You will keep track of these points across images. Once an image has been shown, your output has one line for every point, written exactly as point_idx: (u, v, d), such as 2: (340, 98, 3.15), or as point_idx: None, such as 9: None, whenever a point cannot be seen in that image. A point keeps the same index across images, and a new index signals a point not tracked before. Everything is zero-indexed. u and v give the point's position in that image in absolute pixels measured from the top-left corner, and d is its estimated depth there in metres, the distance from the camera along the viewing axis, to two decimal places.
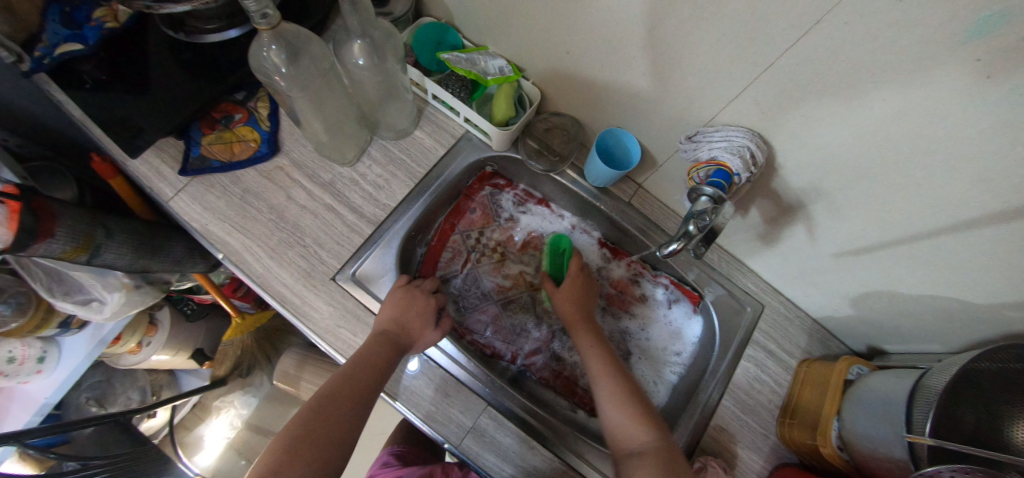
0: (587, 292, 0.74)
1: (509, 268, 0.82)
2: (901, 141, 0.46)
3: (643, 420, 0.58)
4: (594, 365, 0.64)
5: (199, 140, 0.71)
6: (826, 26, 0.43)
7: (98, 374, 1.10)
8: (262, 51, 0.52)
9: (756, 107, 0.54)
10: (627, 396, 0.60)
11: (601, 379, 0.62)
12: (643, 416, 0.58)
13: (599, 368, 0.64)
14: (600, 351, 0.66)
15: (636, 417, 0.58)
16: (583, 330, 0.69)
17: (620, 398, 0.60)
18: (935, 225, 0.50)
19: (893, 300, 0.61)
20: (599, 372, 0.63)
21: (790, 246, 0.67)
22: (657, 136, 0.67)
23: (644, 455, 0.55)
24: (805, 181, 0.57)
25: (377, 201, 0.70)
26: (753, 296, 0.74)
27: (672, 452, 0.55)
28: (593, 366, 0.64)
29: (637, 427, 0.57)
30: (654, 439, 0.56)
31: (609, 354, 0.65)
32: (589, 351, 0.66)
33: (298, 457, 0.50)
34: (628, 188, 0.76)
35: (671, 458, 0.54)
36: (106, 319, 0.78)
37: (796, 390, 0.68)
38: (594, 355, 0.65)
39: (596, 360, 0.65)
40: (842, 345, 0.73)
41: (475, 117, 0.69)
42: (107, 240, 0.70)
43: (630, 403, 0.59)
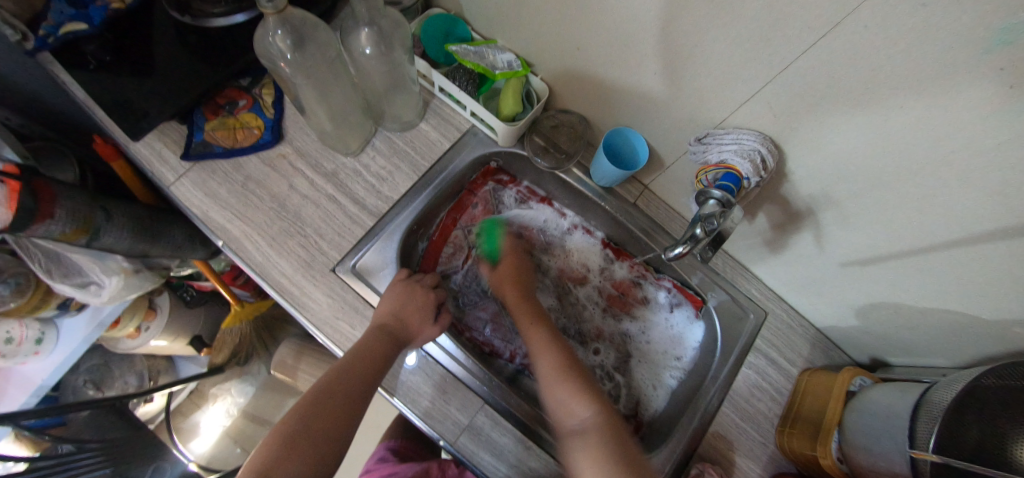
0: (524, 274, 0.76)
1: None
2: (916, 151, 0.45)
3: (584, 396, 0.61)
4: (537, 347, 0.67)
5: (202, 126, 0.70)
6: (844, 29, 0.42)
7: (96, 357, 1.10)
8: (268, 36, 0.51)
9: (769, 111, 0.53)
10: (567, 374, 0.63)
11: (543, 359, 0.65)
12: (584, 393, 0.62)
13: (541, 348, 0.67)
14: (545, 333, 0.69)
15: (580, 397, 0.61)
16: (533, 325, 0.70)
17: (559, 373, 0.63)
18: (946, 237, 0.49)
19: (899, 312, 0.60)
20: (542, 352, 0.66)
21: (796, 254, 0.66)
22: (665, 137, 0.66)
23: (587, 430, 0.58)
24: (815, 187, 0.56)
25: (380, 194, 0.69)
26: (757, 303, 0.73)
27: (610, 425, 0.59)
28: (538, 346, 0.67)
29: (575, 403, 0.61)
30: (597, 415, 0.59)
31: (555, 337, 0.69)
32: (536, 330, 0.69)
33: (295, 453, 0.51)
34: (634, 189, 0.75)
35: (609, 430, 0.58)
36: (105, 302, 0.78)
37: (796, 399, 0.67)
38: (538, 337, 0.68)
39: (543, 355, 0.66)
40: (844, 355, 0.73)
41: (482, 112, 0.68)
42: (107, 223, 0.70)
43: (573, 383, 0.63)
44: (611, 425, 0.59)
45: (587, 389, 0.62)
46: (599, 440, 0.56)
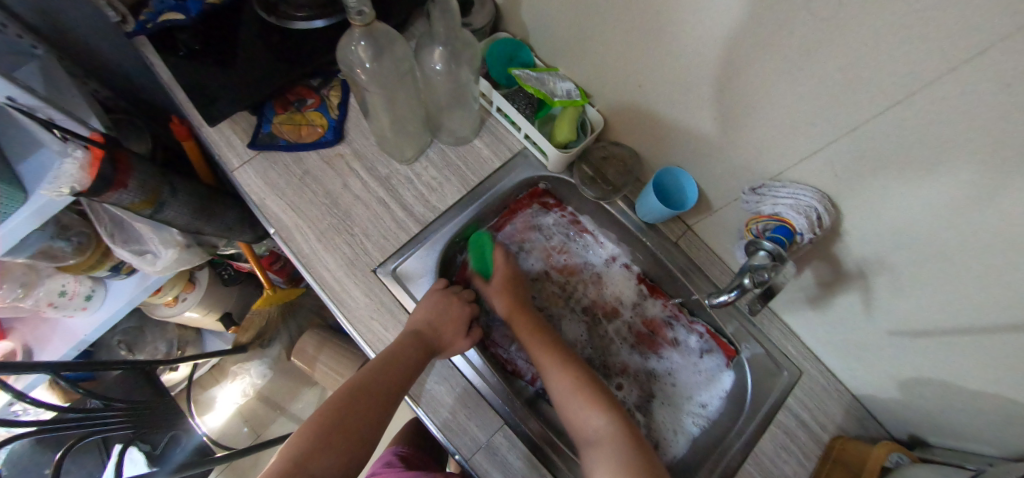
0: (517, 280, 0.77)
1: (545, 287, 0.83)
2: (984, 232, 0.44)
3: (598, 405, 0.63)
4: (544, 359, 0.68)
5: (272, 118, 0.74)
6: (919, 100, 0.41)
7: (133, 320, 1.16)
8: (351, 45, 0.54)
9: (830, 169, 0.52)
10: (580, 387, 0.64)
11: (552, 370, 0.67)
12: (597, 401, 0.63)
13: (551, 360, 0.68)
14: (552, 345, 0.69)
15: (592, 405, 0.62)
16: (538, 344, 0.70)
17: (572, 383, 0.65)
18: (1008, 322, 0.47)
19: (946, 391, 0.57)
20: (552, 366, 0.67)
21: (841, 316, 0.64)
22: (716, 181, 0.66)
23: (602, 438, 0.59)
24: (869, 251, 0.55)
25: (428, 203, 0.71)
26: (791, 360, 0.71)
27: (625, 432, 0.60)
28: (545, 360, 0.68)
29: (590, 412, 0.62)
30: (610, 423, 0.61)
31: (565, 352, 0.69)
32: (537, 345, 0.69)
33: (328, 446, 0.53)
34: (676, 228, 0.75)
35: (624, 437, 0.59)
36: (156, 272, 0.82)
37: (825, 467, 0.64)
38: (543, 349, 0.69)
39: (552, 367, 0.67)
40: (880, 427, 0.70)
41: (537, 135, 0.70)
42: (171, 199, 0.74)
43: (585, 391, 0.64)
44: (627, 431, 0.60)
45: (603, 399, 0.63)
46: (616, 446, 0.58)
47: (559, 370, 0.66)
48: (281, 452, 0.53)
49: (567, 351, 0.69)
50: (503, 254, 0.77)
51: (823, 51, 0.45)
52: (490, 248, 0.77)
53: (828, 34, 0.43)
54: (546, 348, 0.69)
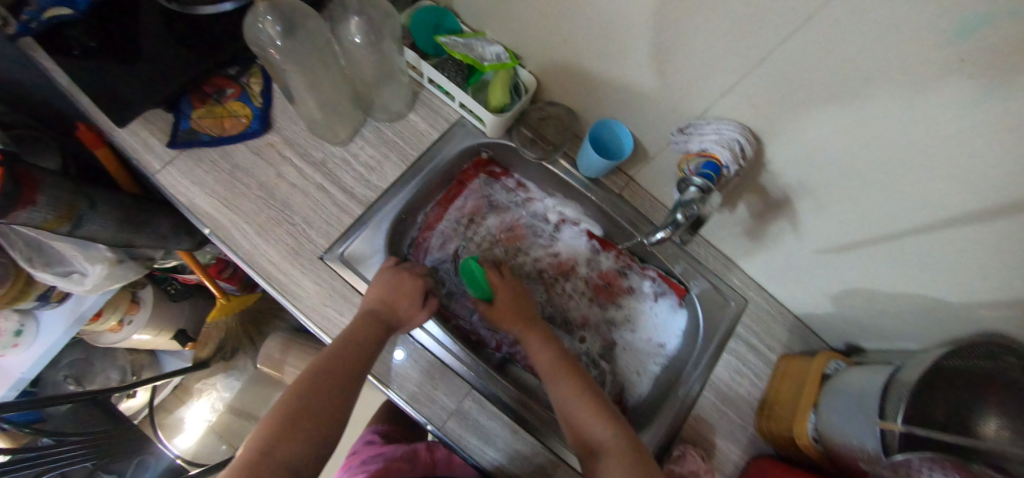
0: (519, 297, 0.71)
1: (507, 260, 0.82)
2: (888, 142, 0.47)
3: (601, 418, 0.57)
4: (543, 362, 0.64)
5: (190, 114, 0.70)
6: (818, 21, 0.43)
7: (76, 352, 1.08)
8: (258, 24, 0.53)
9: (749, 102, 0.54)
10: (580, 388, 0.60)
11: (550, 374, 0.62)
12: (601, 413, 0.58)
13: (554, 375, 0.62)
14: (546, 348, 0.65)
15: (598, 413, 0.57)
16: (530, 330, 0.67)
17: (573, 389, 0.60)
18: (913, 225, 0.52)
19: (872, 297, 0.63)
20: (554, 376, 0.62)
21: (775, 243, 0.68)
22: (650, 130, 0.67)
23: (610, 452, 0.54)
24: (792, 176, 0.58)
25: (369, 183, 0.70)
26: (736, 290, 0.76)
27: (630, 442, 0.55)
28: (537, 355, 0.65)
29: (595, 423, 0.57)
30: (617, 436, 0.56)
31: (565, 359, 0.64)
32: (530, 330, 0.67)
33: (296, 431, 0.51)
34: (619, 179, 0.77)
35: (631, 449, 0.54)
36: (88, 291, 0.76)
37: (775, 383, 0.71)
38: (540, 348, 0.65)
39: (546, 362, 0.64)
40: (822, 340, 0.76)
41: (470, 104, 0.70)
42: (90, 212, 0.68)
43: (587, 396, 0.59)
44: (634, 444, 0.55)
45: (609, 411, 0.58)
46: (622, 461, 0.53)
47: (553, 366, 0.63)
48: (246, 447, 0.50)
49: (558, 351, 0.65)
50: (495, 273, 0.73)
51: None
52: (483, 271, 0.73)
53: None
54: (547, 348, 0.65)
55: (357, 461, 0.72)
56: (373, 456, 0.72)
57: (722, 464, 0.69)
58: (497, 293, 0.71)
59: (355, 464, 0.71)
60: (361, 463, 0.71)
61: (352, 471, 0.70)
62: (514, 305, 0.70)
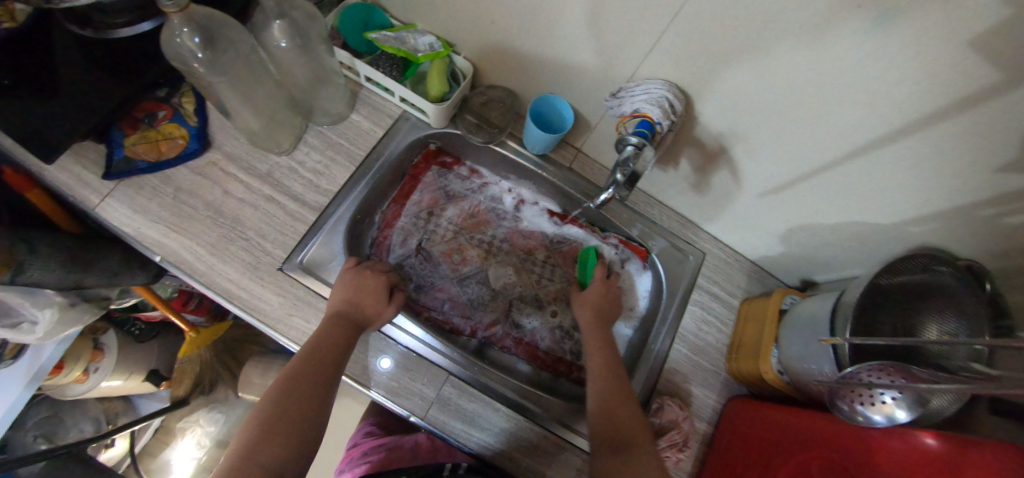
0: (610, 301, 0.74)
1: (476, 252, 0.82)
2: (801, 80, 0.50)
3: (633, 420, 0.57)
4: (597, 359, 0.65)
5: (123, 142, 0.68)
6: None
7: (43, 410, 1.03)
8: (175, 37, 0.51)
9: (672, 60, 0.56)
10: (622, 392, 0.60)
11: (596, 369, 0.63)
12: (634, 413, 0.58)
13: (601, 373, 0.63)
14: (606, 350, 0.66)
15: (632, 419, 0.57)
16: (599, 332, 0.69)
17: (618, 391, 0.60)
18: (836, 155, 0.55)
19: (815, 230, 0.67)
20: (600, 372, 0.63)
21: (721, 194, 0.71)
22: (589, 101, 0.69)
23: (632, 449, 0.53)
24: (724, 126, 0.60)
25: (319, 188, 0.70)
26: (693, 245, 0.79)
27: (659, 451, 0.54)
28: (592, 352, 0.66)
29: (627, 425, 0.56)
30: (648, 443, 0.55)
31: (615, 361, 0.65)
32: (597, 332, 0.69)
33: (274, 434, 0.51)
34: (567, 153, 0.78)
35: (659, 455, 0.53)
36: (41, 339, 0.73)
37: (740, 326, 0.74)
38: (598, 350, 0.66)
39: (599, 359, 0.65)
40: (778, 281, 0.80)
41: (410, 96, 0.70)
42: (30, 258, 0.65)
43: (627, 401, 0.59)
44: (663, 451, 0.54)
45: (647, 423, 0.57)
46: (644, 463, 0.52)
47: (604, 365, 0.64)
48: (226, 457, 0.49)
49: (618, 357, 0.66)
50: (604, 271, 0.77)
51: None
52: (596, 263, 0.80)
53: None
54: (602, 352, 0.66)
55: (359, 453, 0.74)
56: (374, 447, 0.74)
57: (700, 410, 0.72)
58: (592, 288, 0.75)
59: (358, 456, 0.74)
60: (364, 455, 0.73)
61: (356, 463, 0.72)
62: (606, 311, 0.73)
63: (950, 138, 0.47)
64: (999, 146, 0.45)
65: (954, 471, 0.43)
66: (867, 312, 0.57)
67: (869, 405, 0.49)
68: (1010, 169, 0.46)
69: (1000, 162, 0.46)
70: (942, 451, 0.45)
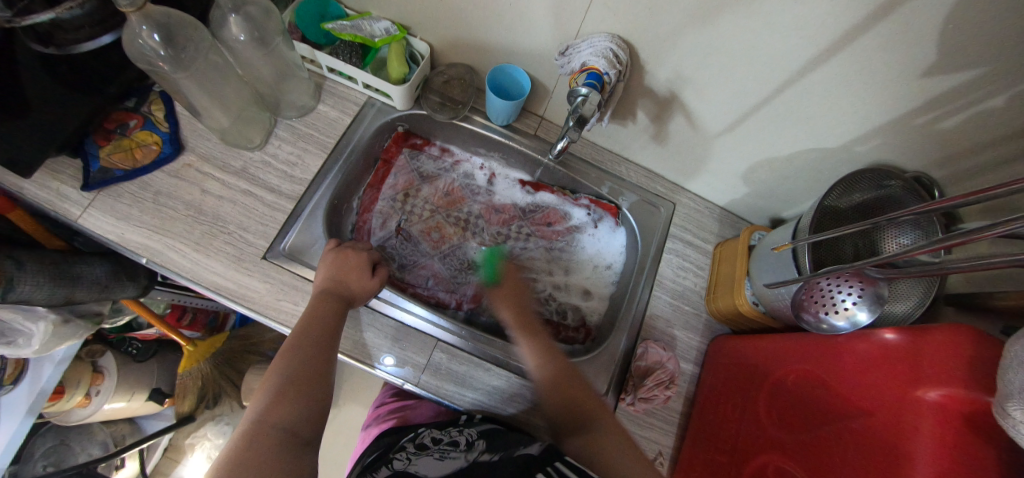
0: (519, 286, 0.73)
1: (454, 229, 0.85)
2: (733, 14, 0.53)
3: (585, 396, 0.59)
4: (538, 359, 0.63)
5: (98, 153, 0.70)
6: None
7: (51, 439, 1.07)
8: (137, 38, 0.53)
9: (611, 14, 0.59)
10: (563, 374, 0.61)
11: (545, 366, 0.61)
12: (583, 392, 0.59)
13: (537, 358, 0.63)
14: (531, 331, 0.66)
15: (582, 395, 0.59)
16: (521, 325, 0.67)
17: (557, 374, 0.61)
18: (777, 84, 0.58)
19: (772, 165, 0.70)
20: (545, 367, 0.61)
21: (681, 142, 0.74)
22: (544, 67, 0.72)
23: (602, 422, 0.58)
24: (672, 73, 0.63)
25: (294, 178, 0.72)
26: (664, 197, 0.82)
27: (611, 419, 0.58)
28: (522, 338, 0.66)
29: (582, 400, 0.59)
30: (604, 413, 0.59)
31: (546, 347, 0.64)
32: (524, 331, 0.66)
33: (281, 401, 0.52)
34: (531, 122, 0.81)
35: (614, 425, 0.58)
36: (37, 352, 0.74)
37: (715, 268, 0.77)
38: (529, 339, 0.65)
39: (530, 346, 0.64)
40: (748, 222, 0.83)
41: (372, 80, 0.72)
42: (19, 272, 0.67)
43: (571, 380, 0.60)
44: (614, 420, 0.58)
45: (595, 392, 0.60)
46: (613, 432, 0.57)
47: (541, 350, 0.63)
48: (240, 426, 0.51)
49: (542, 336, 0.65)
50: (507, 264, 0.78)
51: None
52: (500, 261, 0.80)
53: None
54: (538, 346, 0.64)
55: (384, 411, 0.81)
56: (398, 408, 0.80)
57: (685, 351, 0.74)
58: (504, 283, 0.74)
59: (383, 415, 0.80)
60: (388, 414, 0.79)
61: (381, 420, 0.78)
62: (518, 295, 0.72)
63: (876, 50, 0.50)
64: (920, 49, 0.48)
65: (916, 360, 0.45)
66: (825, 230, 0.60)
67: (832, 314, 0.51)
68: (935, 70, 0.49)
69: (923, 65, 0.49)
70: (902, 344, 0.47)
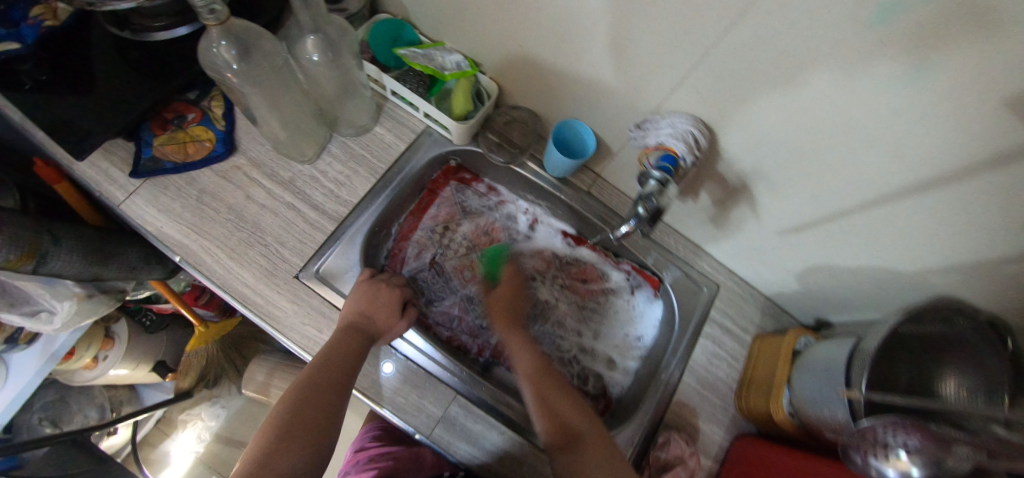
0: (517, 293, 0.77)
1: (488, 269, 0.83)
2: (833, 126, 0.49)
3: (581, 414, 0.61)
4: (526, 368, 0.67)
5: (151, 141, 0.69)
6: (752, 18, 0.45)
7: (50, 394, 1.04)
8: (212, 48, 0.52)
9: (699, 97, 0.56)
10: (553, 381, 0.65)
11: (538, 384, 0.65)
12: (581, 409, 0.62)
13: (532, 367, 0.67)
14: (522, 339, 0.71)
15: (576, 406, 0.62)
16: (514, 329, 0.73)
17: (553, 385, 0.64)
18: (860, 201, 0.55)
19: (832, 272, 0.66)
20: (532, 378, 0.65)
21: (738, 228, 0.70)
22: (612, 128, 0.69)
23: (587, 441, 0.58)
24: (748, 164, 0.60)
25: (340, 198, 0.70)
26: (708, 277, 0.78)
27: (604, 438, 0.59)
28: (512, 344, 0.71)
29: (573, 413, 0.61)
30: (592, 427, 0.60)
31: (541, 362, 0.68)
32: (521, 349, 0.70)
33: (289, 442, 0.51)
34: (586, 177, 0.78)
35: (606, 443, 0.58)
36: (57, 330, 0.74)
37: (752, 363, 0.73)
38: (521, 349, 0.70)
39: (524, 355, 0.69)
40: (791, 317, 0.79)
41: (435, 112, 0.71)
42: (54, 248, 0.66)
43: (561, 391, 0.64)
44: (603, 438, 0.59)
45: (583, 404, 0.63)
46: (599, 450, 0.57)
47: (536, 360, 0.68)
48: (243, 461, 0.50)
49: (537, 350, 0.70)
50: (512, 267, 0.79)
51: None
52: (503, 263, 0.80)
53: None
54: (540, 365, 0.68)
55: (365, 458, 0.73)
56: (381, 454, 0.73)
57: (705, 445, 0.70)
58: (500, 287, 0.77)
59: (364, 461, 0.72)
60: (369, 461, 0.72)
61: (360, 468, 0.71)
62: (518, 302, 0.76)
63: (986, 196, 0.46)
64: None
65: None
66: (883, 360, 0.55)
67: (883, 460, 0.46)
68: None
69: None
70: None
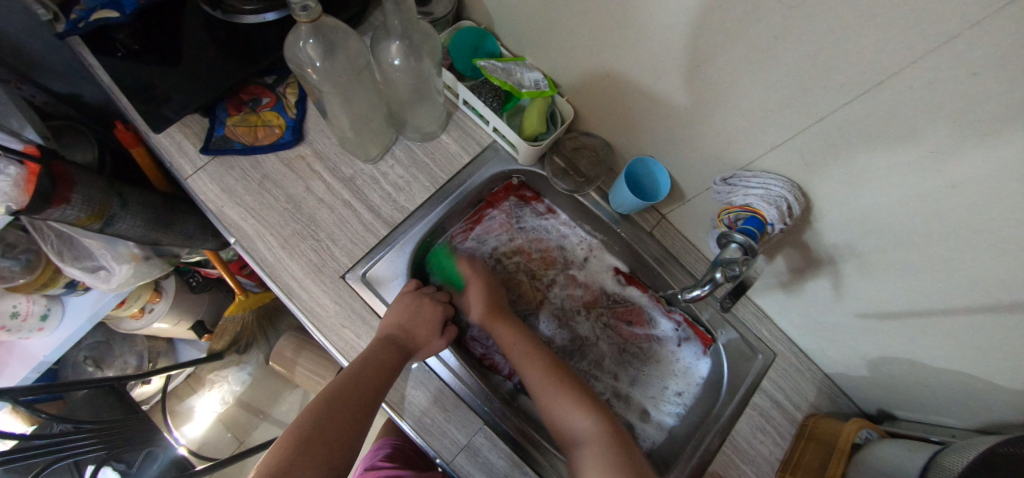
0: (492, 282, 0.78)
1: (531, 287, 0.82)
2: (957, 218, 0.43)
3: (581, 406, 0.63)
4: (532, 375, 0.67)
5: (225, 120, 0.69)
6: (887, 88, 0.40)
7: (98, 335, 1.09)
8: (298, 43, 0.51)
9: (799, 158, 0.51)
10: (550, 370, 0.67)
11: (535, 378, 0.66)
12: (580, 401, 0.64)
13: (526, 363, 0.68)
14: (516, 330, 0.72)
15: (580, 404, 0.63)
16: (504, 324, 0.72)
17: (549, 382, 0.66)
18: (970, 303, 0.48)
19: (913, 369, 0.59)
20: (527, 366, 0.67)
21: (812, 299, 0.64)
22: (689, 172, 0.64)
23: (591, 439, 0.60)
24: (840, 237, 0.55)
25: (395, 203, 0.69)
26: (765, 343, 0.72)
27: (611, 432, 0.61)
28: (506, 340, 0.71)
29: (574, 412, 0.63)
30: (597, 422, 0.62)
31: (547, 363, 0.68)
32: (517, 340, 0.71)
33: (309, 455, 0.51)
34: (651, 217, 0.74)
35: (610, 438, 0.60)
36: (112, 288, 0.76)
37: (797, 447, 0.66)
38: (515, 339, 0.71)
39: (520, 350, 0.69)
40: (850, 402, 0.72)
41: (504, 128, 0.68)
42: (121, 211, 0.67)
43: (560, 380, 0.66)
44: (610, 430, 0.61)
45: (585, 400, 0.64)
46: (600, 446, 0.59)
47: (527, 354, 0.69)
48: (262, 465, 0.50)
49: (530, 338, 0.71)
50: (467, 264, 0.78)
51: (794, 38, 0.42)
52: (450, 260, 0.78)
53: (795, 22, 0.41)
54: (535, 359, 0.68)
55: None
56: None
57: None
58: (471, 289, 0.76)
59: None
60: None
61: None
62: (496, 302, 0.75)
63: None
64: None
65: None
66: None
67: None
68: None
69: None
70: None
